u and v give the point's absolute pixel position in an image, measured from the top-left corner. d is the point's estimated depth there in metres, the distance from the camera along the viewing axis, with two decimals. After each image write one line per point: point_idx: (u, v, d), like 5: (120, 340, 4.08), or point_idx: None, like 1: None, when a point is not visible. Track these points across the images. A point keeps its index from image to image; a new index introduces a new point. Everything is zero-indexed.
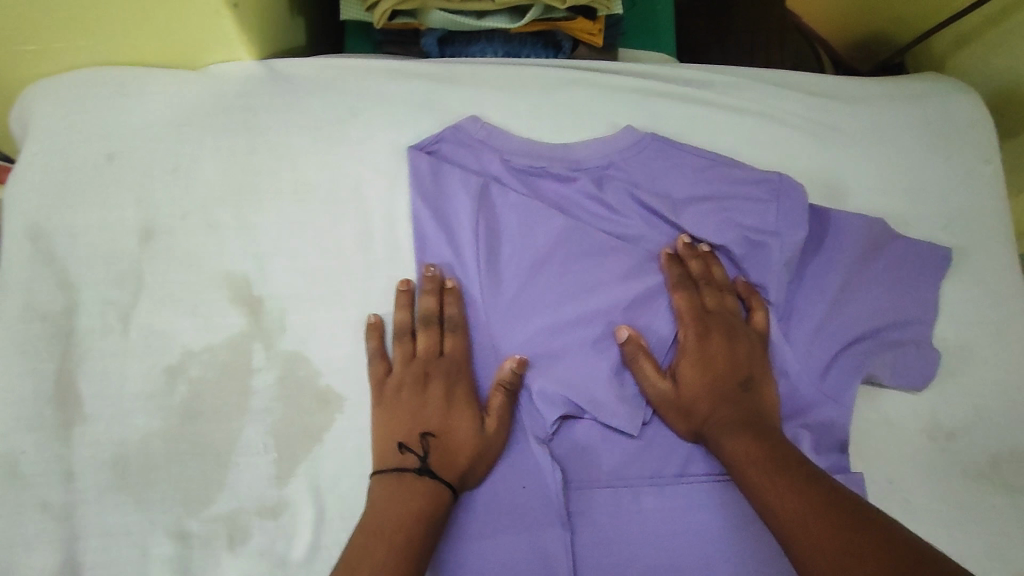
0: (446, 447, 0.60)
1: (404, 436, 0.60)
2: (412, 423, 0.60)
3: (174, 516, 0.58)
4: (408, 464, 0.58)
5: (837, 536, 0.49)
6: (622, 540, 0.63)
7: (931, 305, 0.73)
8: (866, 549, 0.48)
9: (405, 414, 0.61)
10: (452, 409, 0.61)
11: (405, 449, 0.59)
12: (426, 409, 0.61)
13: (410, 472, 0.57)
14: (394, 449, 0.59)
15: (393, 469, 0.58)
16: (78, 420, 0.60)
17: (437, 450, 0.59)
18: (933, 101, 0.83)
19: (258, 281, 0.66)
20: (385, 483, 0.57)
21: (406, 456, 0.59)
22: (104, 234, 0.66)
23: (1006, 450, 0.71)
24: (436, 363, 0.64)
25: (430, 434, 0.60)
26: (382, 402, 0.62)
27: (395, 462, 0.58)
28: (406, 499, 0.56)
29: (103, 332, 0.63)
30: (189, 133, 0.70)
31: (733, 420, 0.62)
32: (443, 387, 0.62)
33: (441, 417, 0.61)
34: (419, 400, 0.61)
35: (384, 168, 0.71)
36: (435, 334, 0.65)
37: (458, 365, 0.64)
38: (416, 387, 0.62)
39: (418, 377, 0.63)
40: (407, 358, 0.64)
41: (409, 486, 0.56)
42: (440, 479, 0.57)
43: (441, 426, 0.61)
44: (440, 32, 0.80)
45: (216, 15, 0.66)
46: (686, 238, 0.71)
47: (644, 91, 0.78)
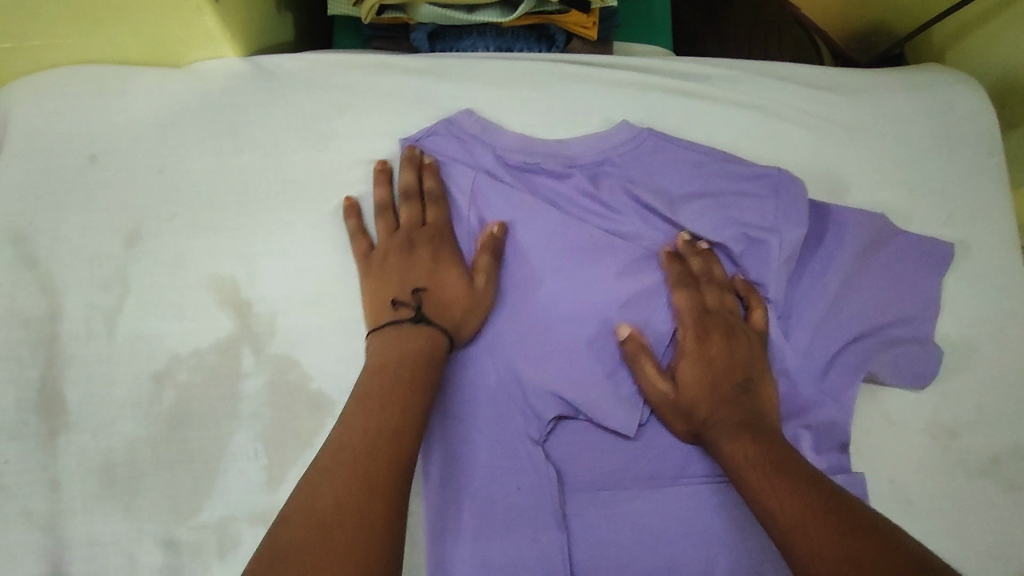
0: (438, 302, 0.63)
1: (397, 292, 0.63)
2: (402, 281, 0.64)
3: (163, 525, 0.57)
4: (403, 316, 0.62)
5: (837, 542, 0.48)
6: (618, 544, 0.61)
7: (934, 301, 0.71)
8: (864, 556, 0.46)
9: (394, 273, 0.64)
10: (439, 267, 0.65)
11: (398, 305, 0.63)
12: (414, 268, 0.64)
13: (405, 322, 0.61)
14: (388, 307, 0.63)
15: (389, 324, 0.62)
16: (63, 428, 0.59)
17: (430, 302, 0.63)
18: (935, 92, 0.81)
19: (246, 282, 0.65)
20: (382, 339, 0.61)
21: (400, 311, 0.62)
22: (88, 237, 0.64)
23: (1010, 448, 0.70)
24: (420, 231, 0.66)
25: (420, 289, 0.64)
26: (370, 271, 0.65)
27: (391, 319, 0.62)
28: (405, 344, 0.60)
29: (88, 338, 0.62)
30: (174, 133, 0.68)
31: (732, 422, 0.61)
32: (428, 251, 0.66)
33: (430, 272, 0.65)
34: (406, 261, 0.65)
35: (374, 165, 0.70)
36: (416, 206, 0.67)
37: (440, 233, 0.67)
38: (392, 369, 0.57)
39: (399, 353, 0.59)
40: (390, 231, 0.67)
41: (407, 336, 0.60)
42: (435, 326, 0.61)
43: (429, 280, 0.64)
44: (431, 26, 0.79)
45: (199, 11, 0.65)
46: (687, 236, 0.70)
47: (639, 85, 0.76)
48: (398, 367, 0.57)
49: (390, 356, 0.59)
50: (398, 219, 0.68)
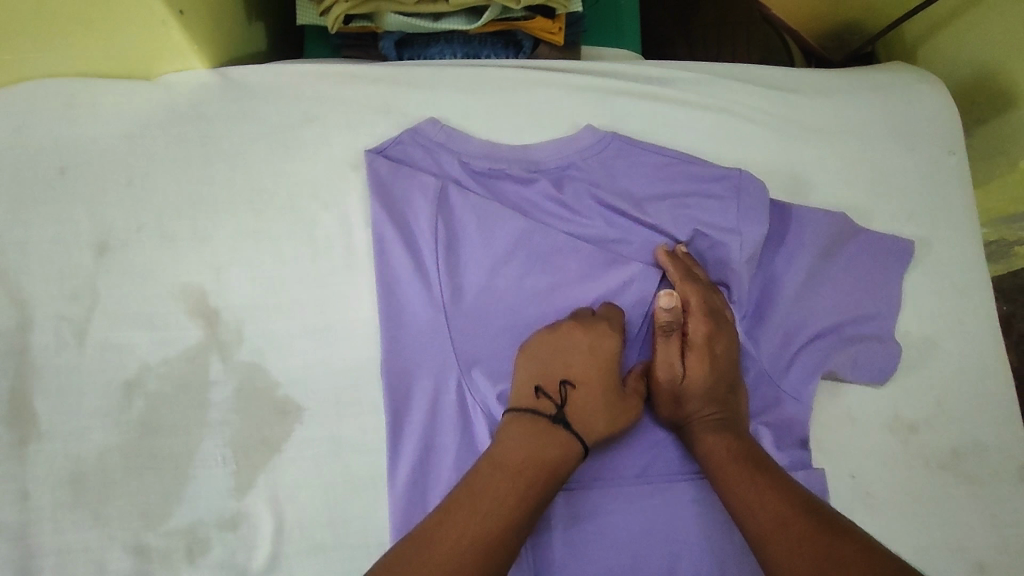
0: (591, 402, 0.63)
1: (543, 381, 0.63)
2: (554, 368, 0.63)
3: (132, 531, 0.58)
4: (543, 409, 0.61)
5: (816, 538, 0.50)
6: (585, 547, 0.62)
7: (894, 298, 0.73)
8: (846, 553, 0.48)
9: (557, 359, 0.64)
10: (588, 357, 0.64)
11: (542, 394, 0.62)
12: (577, 359, 0.64)
13: (545, 417, 0.60)
14: (531, 394, 0.62)
15: (528, 412, 0.61)
16: (34, 438, 0.60)
17: (575, 401, 0.62)
18: (896, 92, 0.82)
19: (214, 292, 0.66)
20: (520, 424, 0.59)
21: (542, 401, 0.62)
22: (58, 249, 0.65)
23: (970, 442, 0.71)
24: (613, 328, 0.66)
25: (568, 383, 0.63)
26: (527, 348, 0.64)
27: (532, 404, 0.61)
28: (550, 441, 0.59)
29: (59, 348, 0.63)
30: (143, 145, 0.69)
31: (719, 420, 0.62)
32: (609, 342, 0.65)
33: (584, 369, 0.64)
34: (574, 351, 0.64)
35: (341, 173, 0.71)
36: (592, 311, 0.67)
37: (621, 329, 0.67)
38: (514, 461, 0.57)
39: (521, 457, 0.57)
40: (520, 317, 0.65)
41: (544, 431, 0.59)
42: (575, 431, 0.60)
43: (580, 377, 0.64)
44: (397, 35, 0.80)
45: (163, 25, 0.66)
46: (684, 249, 0.70)
47: (603, 89, 0.78)
48: (518, 479, 0.56)
49: (510, 460, 0.57)
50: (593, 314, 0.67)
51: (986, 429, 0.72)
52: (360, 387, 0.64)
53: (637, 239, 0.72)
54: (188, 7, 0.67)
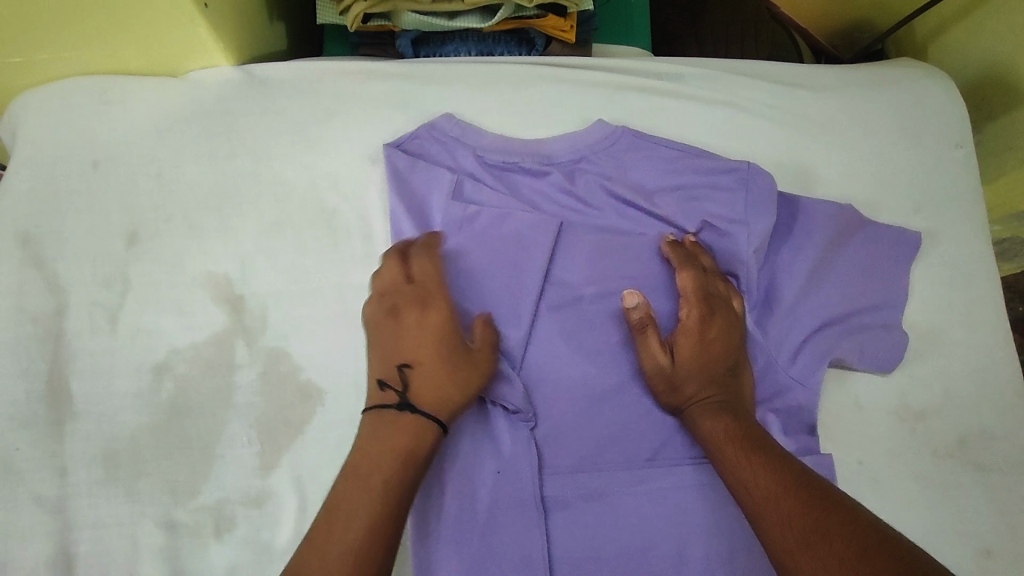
0: (432, 374, 0.60)
1: (383, 372, 0.61)
2: (386, 358, 0.62)
3: (163, 507, 0.61)
4: (387, 402, 0.59)
5: (805, 514, 0.51)
6: (596, 527, 0.63)
7: (900, 287, 0.74)
8: (833, 526, 0.49)
9: (386, 345, 0.62)
10: (400, 331, 0.62)
11: (382, 387, 0.60)
12: (404, 334, 0.62)
13: (389, 409, 0.59)
14: (375, 390, 0.61)
15: (373, 410, 0.59)
16: (70, 417, 0.63)
17: (416, 378, 0.60)
18: (904, 87, 0.84)
19: (239, 280, 0.68)
20: (367, 424, 0.58)
21: (386, 393, 0.60)
22: (92, 238, 0.68)
23: (976, 431, 0.72)
24: (403, 292, 0.64)
25: (403, 367, 0.61)
26: (371, 343, 0.64)
27: (377, 399, 0.60)
28: (397, 431, 0.57)
29: (91, 331, 0.66)
30: (171, 139, 0.72)
31: (717, 401, 0.63)
32: (415, 311, 0.63)
33: (415, 344, 0.61)
34: (395, 329, 0.63)
35: (360, 167, 0.73)
36: (405, 263, 0.66)
37: (428, 288, 0.65)
38: (373, 462, 0.55)
39: (372, 463, 0.55)
40: (386, 293, 0.64)
41: (391, 421, 0.58)
42: (425, 412, 0.58)
43: (410, 352, 0.61)
44: (414, 33, 0.83)
45: (190, 23, 0.68)
46: (693, 237, 0.72)
47: (614, 85, 0.80)
48: (376, 473, 0.54)
49: (360, 475, 0.54)
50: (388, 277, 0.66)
51: (993, 417, 0.72)
52: None
53: (647, 230, 0.74)
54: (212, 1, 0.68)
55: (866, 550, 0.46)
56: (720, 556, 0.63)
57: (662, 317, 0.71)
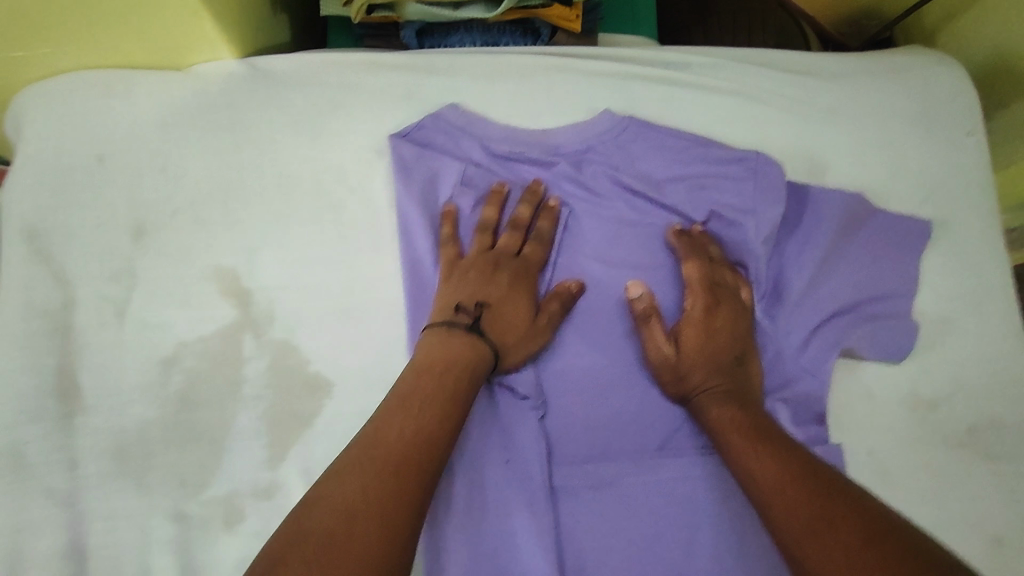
0: (499, 325, 0.64)
1: (464, 299, 0.65)
2: (469, 291, 0.65)
3: (173, 500, 0.61)
4: (460, 321, 0.63)
5: (813, 501, 0.51)
6: (605, 518, 0.63)
7: (911, 277, 0.73)
8: (841, 514, 0.49)
9: (472, 281, 0.66)
10: (491, 280, 0.66)
11: (460, 309, 0.64)
12: (494, 284, 0.66)
13: (460, 328, 0.62)
14: (448, 311, 0.64)
15: (444, 324, 0.63)
16: (78, 411, 0.63)
17: (491, 317, 0.64)
18: (914, 74, 0.83)
19: (246, 273, 0.68)
20: (437, 334, 0.62)
21: (459, 314, 0.63)
22: (99, 232, 0.68)
23: (987, 420, 0.72)
24: (510, 258, 0.68)
25: (484, 305, 0.65)
26: (451, 275, 0.67)
27: (449, 318, 0.63)
28: (458, 349, 0.60)
29: (99, 326, 0.66)
30: (177, 132, 0.72)
31: (724, 391, 0.63)
32: (513, 275, 0.67)
33: (502, 294, 0.66)
34: (488, 276, 0.66)
35: (366, 158, 0.73)
36: (518, 235, 0.70)
37: (528, 267, 0.68)
38: (442, 364, 0.59)
39: (443, 367, 0.58)
40: (484, 247, 0.69)
41: (460, 338, 0.61)
42: (485, 345, 0.62)
43: (496, 298, 0.65)
44: (418, 23, 0.82)
45: (195, 16, 0.68)
46: (699, 228, 0.72)
47: (620, 75, 0.79)
48: (444, 376, 0.58)
49: (430, 373, 0.58)
50: (496, 240, 0.70)
51: (1004, 406, 0.72)
52: (385, 363, 0.66)
53: (655, 219, 0.73)
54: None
55: (875, 538, 0.46)
56: (731, 546, 0.62)
57: (668, 307, 0.71)
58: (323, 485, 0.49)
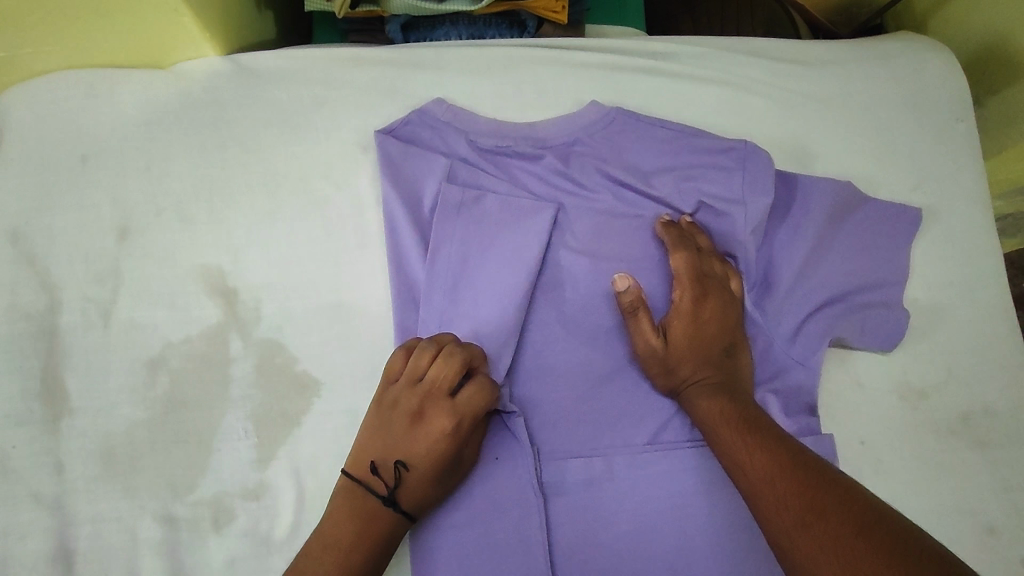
0: (419, 491, 0.59)
1: (383, 457, 0.60)
2: (390, 446, 0.61)
3: (162, 501, 0.61)
4: (374, 487, 0.60)
5: (802, 493, 0.50)
6: (595, 513, 0.63)
7: (902, 265, 0.73)
8: (829, 505, 0.48)
9: (394, 434, 0.61)
10: (416, 433, 0.61)
11: (377, 471, 0.60)
12: (418, 439, 0.60)
13: (372, 497, 0.59)
14: (368, 467, 0.60)
15: (358, 487, 0.59)
16: (65, 414, 0.63)
17: (408, 484, 0.59)
18: (904, 61, 0.82)
19: (232, 273, 0.68)
20: (348, 500, 0.58)
21: (377, 478, 0.60)
22: (82, 233, 0.68)
23: (979, 408, 0.71)
24: (440, 401, 0.61)
25: (403, 465, 0.60)
26: (380, 412, 0.61)
27: (367, 479, 0.60)
28: (368, 520, 0.58)
29: (85, 328, 0.65)
30: (160, 131, 0.71)
31: (712, 383, 0.63)
32: (441, 428, 0.60)
33: (425, 454, 0.60)
34: (414, 430, 0.61)
35: (352, 154, 0.72)
36: (448, 373, 0.61)
37: (460, 413, 0.61)
38: (357, 522, 0.58)
39: (353, 540, 0.57)
40: (415, 381, 0.61)
41: (367, 513, 0.58)
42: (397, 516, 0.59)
43: (417, 457, 0.60)
44: (403, 18, 0.82)
45: (176, 13, 0.67)
46: (688, 219, 0.71)
47: (608, 65, 0.78)
48: (350, 554, 0.56)
49: (343, 540, 0.57)
50: (427, 369, 0.61)
51: (996, 394, 0.72)
52: (374, 361, 0.66)
53: (645, 211, 0.73)
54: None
55: (862, 528, 0.46)
56: (722, 539, 0.62)
57: (656, 300, 0.70)
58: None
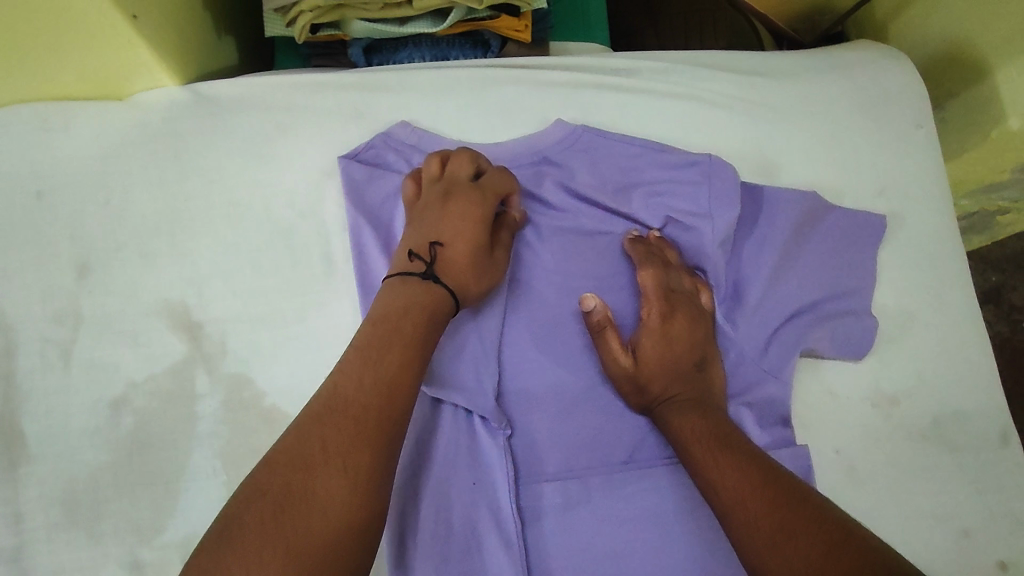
0: (456, 258, 0.63)
1: (416, 244, 0.64)
2: (423, 234, 0.65)
3: (128, 546, 0.59)
4: (414, 269, 0.62)
5: (774, 513, 0.50)
6: (574, 537, 0.62)
7: (869, 273, 0.73)
8: (800, 528, 0.49)
9: (425, 222, 0.66)
10: (444, 213, 0.65)
11: (416, 254, 0.63)
12: (446, 219, 0.65)
13: (414, 276, 0.61)
14: (405, 257, 0.64)
15: (400, 271, 0.62)
16: (24, 461, 0.61)
17: (444, 258, 0.63)
18: (863, 70, 0.83)
19: (196, 306, 0.66)
20: (393, 282, 0.61)
21: (414, 262, 0.63)
22: (40, 272, 0.66)
23: (951, 412, 0.72)
24: (461, 186, 0.67)
25: (438, 243, 0.64)
26: (409, 218, 0.67)
27: (405, 267, 0.63)
28: (415, 293, 0.60)
29: (44, 370, 0.63)
30: (119, 164, 0.70)
31: (684, 400, 0.63)
32: (466, 206, 0.66)
33: (454, 231, 0.65)
34: (438, 213, 0.66)
35: (316, 181, 0.72)
36: (464, 166, 0.69)
37: (481, 192, 0.67)
38: (396, 322, 0.57)
39: (401, 310, 0.58)
40: (434, 181, 0.68)
41: (412, 286, 0.60)
42: (441, 286, 0.61)
43: (450, 234, 0.65)
44: (365, 41, 0.81)
45: (129, 44, 0.66)
46: (656, 234, 0.72)
47: (572, 84, 0.78)
48: (401, 321, 0.57)
49: (390, 313, 0.58)
50: (444, 171, 0.69)
51: (966, 397, 0.72)
52: None
53: (613, 228, 0.73)
54: (141, 10, 0.64)
55: (832, 554, 0.46)
56: (701, 556, 0.62)
57: (625, 318, 0.70)
58: (283, 443, 0.49)
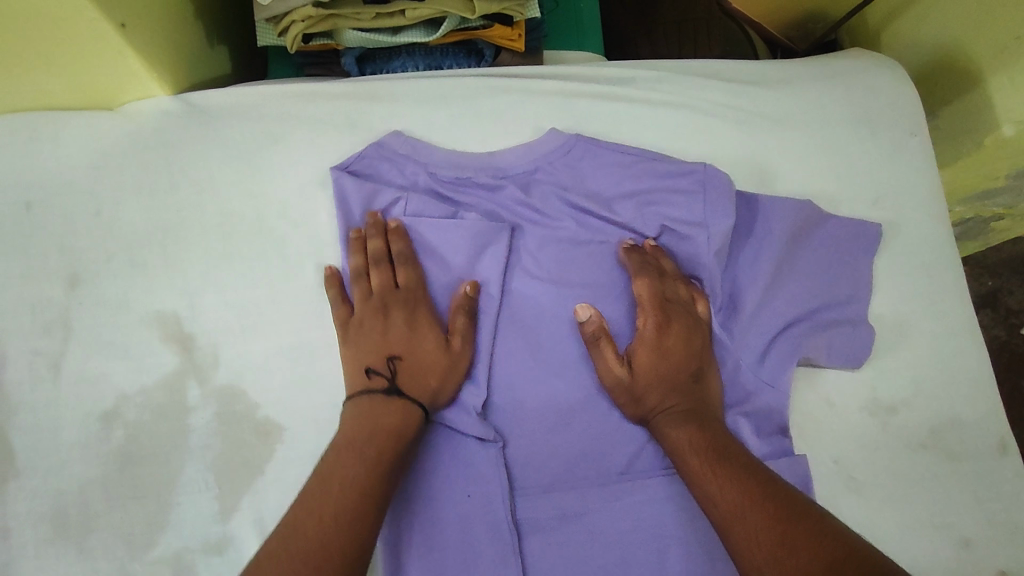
0: (415, 368, 0.63)
1: (371, 361, 0.63)
2: (374, 352, 0.64)
3: (118, 562, 0.58)
4: (377, 388, 0.61)
5: (772, 527, 0.50)
6: (573, 548, 0.61)
7: (866, 281, 0.73)
8: (799, 542, 0.48)
9: (372, 340, 0.64)
10: (389, 326, 0.65)
11: (373, 373, 0.62)
12: (393, 332, 0.64)
13: (380, 394, 0.61)
14: (361, 378, 0.62)
15: (362, 396, 0.61)
16: (12, 475, 0.60)
17: (405, 372, 0.63)
18: (857, 78, 0.83)
19: (188, 318, 0.66)
20: (355, 408, 0.60)
21: (375, 379, 0.62)
22: (29, 283, 0.65)
23: (949, 420, 0.71)
24: (393, 295, 0.66)
25: (394, 358, 0.63)
26: (349, 337, 0.65)
27: (367, 387, 0.62)
28: (383, 414, 0.60)
29: (33, 383, 0.63)
30: (110, 174, 0.69)
31: (681, 410, 0.62)
32: (404, 313, 0.66)
33: (405, 341, 0.64)
34: (382, 328, 0.65)
35: (309, 192, 0.71)
36: (389, 267, 0.67)
37: (415, 292, 0.67)
38: (357, 449, 0.57)
39: (364, 435, 0.58)
40: (365, 294, 0.66)
41: (379, 409, 0.60)
42: (410, 400, 0.61)
43: (401, 346, 0.64)
44: (358, 50, 0.81)
45: (119, 54, 0.66)
46: (652, 242, 0.71)
47: (566, 92, 0.78)
48: (369, 447, 0.57)
49: (350, 442, 0.57)
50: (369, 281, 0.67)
51: (964, 404, 0.72)
52: (338, 404, 0.64)
53: (608, 237, 0.72)
54: (130, 19, 0.64)
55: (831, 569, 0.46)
56: (700, 568, 0.61)
57: (620, 328, 0.70)
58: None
